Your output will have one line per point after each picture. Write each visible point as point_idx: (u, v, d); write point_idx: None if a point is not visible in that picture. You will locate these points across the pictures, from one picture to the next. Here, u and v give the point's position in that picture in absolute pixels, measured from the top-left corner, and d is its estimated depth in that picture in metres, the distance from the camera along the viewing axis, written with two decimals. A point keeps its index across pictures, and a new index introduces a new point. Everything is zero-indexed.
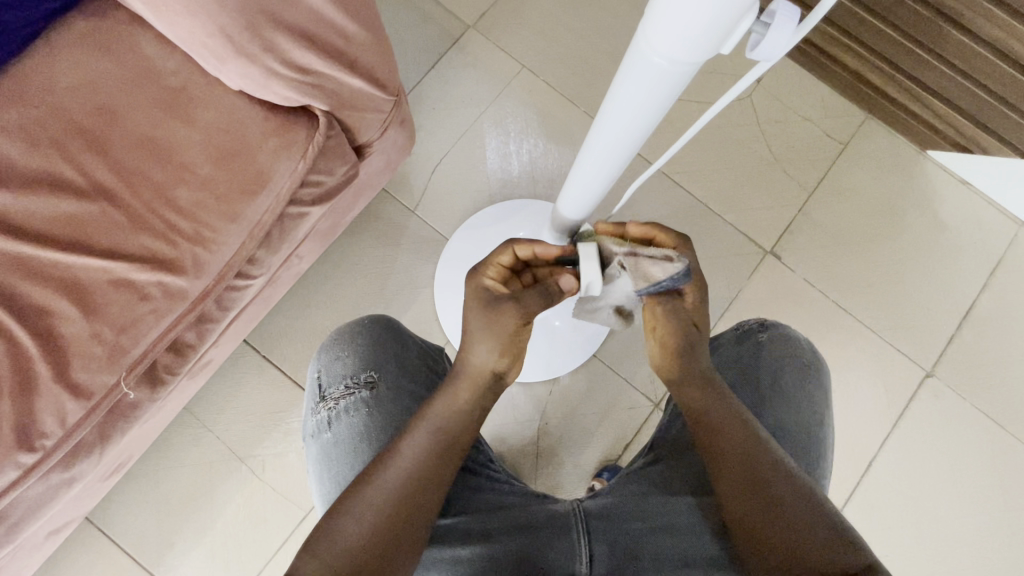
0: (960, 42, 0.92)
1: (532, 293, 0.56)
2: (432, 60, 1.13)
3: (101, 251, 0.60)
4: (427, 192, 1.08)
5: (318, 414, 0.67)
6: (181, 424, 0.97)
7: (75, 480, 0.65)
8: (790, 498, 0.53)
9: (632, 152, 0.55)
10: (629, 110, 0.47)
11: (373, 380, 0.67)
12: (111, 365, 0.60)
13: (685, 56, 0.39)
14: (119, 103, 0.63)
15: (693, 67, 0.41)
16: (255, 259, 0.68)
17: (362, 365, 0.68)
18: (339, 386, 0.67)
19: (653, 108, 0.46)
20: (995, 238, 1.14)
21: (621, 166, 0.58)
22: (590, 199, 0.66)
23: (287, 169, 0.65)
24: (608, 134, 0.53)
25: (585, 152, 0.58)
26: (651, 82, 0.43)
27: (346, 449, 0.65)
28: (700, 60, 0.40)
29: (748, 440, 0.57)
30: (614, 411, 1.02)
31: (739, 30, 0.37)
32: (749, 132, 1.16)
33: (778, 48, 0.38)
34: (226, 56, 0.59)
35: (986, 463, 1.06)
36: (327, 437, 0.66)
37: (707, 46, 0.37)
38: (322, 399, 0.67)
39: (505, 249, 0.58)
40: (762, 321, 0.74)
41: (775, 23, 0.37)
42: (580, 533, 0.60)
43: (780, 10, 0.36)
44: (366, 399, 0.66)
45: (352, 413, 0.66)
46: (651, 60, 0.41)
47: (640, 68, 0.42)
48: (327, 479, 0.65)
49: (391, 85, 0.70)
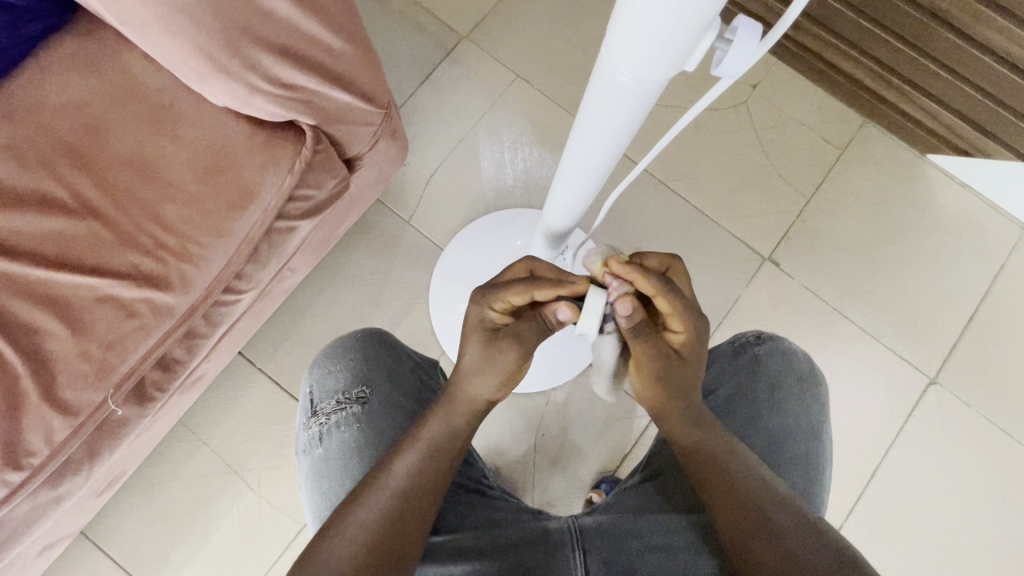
0: (956, 45, 0.91)
1: (529, 326, 0.56)
2: (426, 70, 1.13)
3: (89, 268, 0.60)
4: (422, 202, 1.08)
5: (310, 428, 0.66)
6: (177, 436, 0.97)
7: (64, 497, 0.65)
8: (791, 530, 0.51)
9: (609, 166, 0.55)
10: (600, 126, 0.47)
11: (365, 396, 0.67)
12: (98, 382, 0.60)
13: (649, 73, 0.38)
14: (106, 121, 0.63)
15: (658, 85, 0.41)
16: (244, 273, 0.68)
17: (354, 380, 0.67)
18: (331, 402, 0.67)
19: (624, 123, 0.46)
20: (998, 243, 1.12)
21: (600, 179, 0.58)
22: (574, 211, 0.66)
23: (273, 184, 0.64)
24: (582, 149, 0.52)
25: (564, 167, 0.58)
26: (619, 100, 0.43)
27: (336, 464, 0.64)
28: (665, 78, 0.40)
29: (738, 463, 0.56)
30: (612, 423, 1.01)
31: (702, 47, 0.36)
32: (745, 138, 1.15)
33: (741, 64, 0.38)
34: (208, 74, 0.59)
35: (993, 472, 1.04)
36: (318, 452, 0.65)
37: (670, 63, 0.37)
38: (314, 414, 0.66)
39: (518, 289, 0.55)
40: (759, 334, 0.72)
41: (738, 39, 0.36)
42: (574, 548, 0.58)
43: (742, 28, 0.36)
44: (356, 414, 0.66)
45: (344, 429, 0.65)
46: (616, 78, 0.41)
47: (606, 88, 0.42)
48: (318, 494, 0.64)
49: (380, 98, 0.71)
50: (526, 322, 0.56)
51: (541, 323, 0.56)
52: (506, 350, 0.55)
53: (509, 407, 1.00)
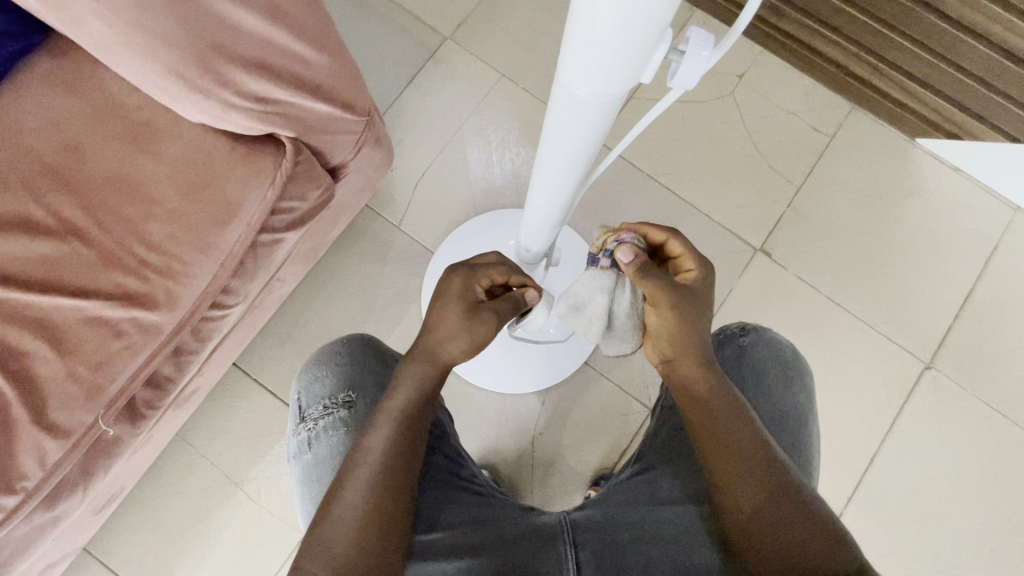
0: (942, 28, 0.91)
1: (504, 304, 0.60)
2: (410, 73, 1.13)
3: (73, 291, 0.60)
4: (411, 206, 1.08)
5: (298, 434, 0.66)
6: (176, 450, 0.98)
7: (60, 518, 0.65)
8: (776, 490, 0.52)
9: (578, 180, 0.55)
10: (564, 140, 0.47)
11: (351, 400, 0.67)
12: (88, 403, 0.60)
13: (605, 87, 0.38)
14: (85, 141, 0.63)
15: (617, 99, 0.41)
16: (231, 288, 0.67)
17: (340, 385, 0.67)
18: (318, 407, 0.67)
19: (588, 136, 0.46)
20: (989, 225, 1.12)
21: (571, 195, 0.58)
22: (549, 228, 0.65)
23: (256, 198, 0.64)
24: (550, 165, 0.52)
25: (534, 184, 0.57)
26: (579, 115, 0.42)
27: (326, 468, 0.64)
28: (623, 90, 0.39)
29: (728, 418, 0.55)
30: (609, 418, 1.01)
31: (654, 60, 0.36)
32: (733, 129, 1.15)
33: (694, 74, 0.38)
34: (182, 91, 0.58)
35: (991, 454, 1.04)
36: (308, 457, 0.65)
37: (625, 75, 0.37)
38: (302, 420, 0.66)
39: (503, 268, 0.61)
40: (743, 325, 0.71)
41: (688, 50, 0.37)
42: (567, 544, 0.58)
43: (692, 38, 0.36)
44: (343, 418, 0.66)
45: (332, 433, 0.65)
46: (573, 92, 0.40)
47: (565, 102, 0.42)
48: (309, 499, 0.64)
49: (361, 105, 0.70)
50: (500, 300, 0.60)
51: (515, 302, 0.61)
52: (485, 322, 0.57)
53: (506, 408, 1.01)
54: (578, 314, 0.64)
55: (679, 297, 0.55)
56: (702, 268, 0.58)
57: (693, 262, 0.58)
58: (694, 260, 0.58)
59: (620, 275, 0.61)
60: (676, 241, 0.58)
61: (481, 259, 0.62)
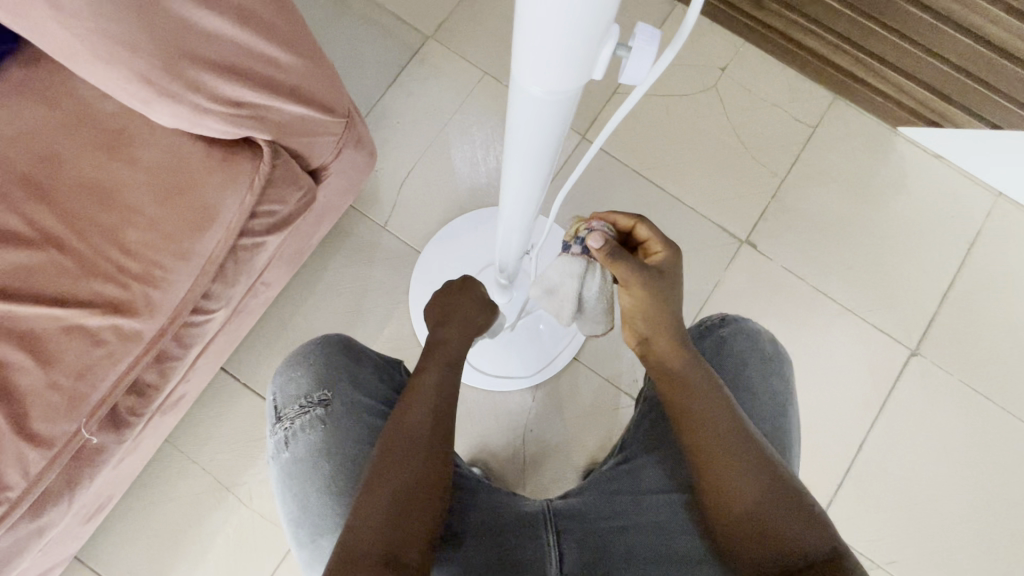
0: (920, 18, 0.91)
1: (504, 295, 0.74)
2: (393, 73, 1.12)
3: (51, 300, 0.59)
4: (398, 206, 1.08)
5: (274, 434, 0.65)
6: (166, 457, 0.98)
7: (47, 529, 0.65)
8: (766, 488, 0.51)
9: (545, 179, 0.54)
10: (525, 140, 0.47)
11: (327, 398, 0.65)
12: (71, 412, 0.59)
13: (558, 84, 0.38)
14: (60, 149, 0.62)
15: (571, 96, 0.41)
16: (212, 292, 0.66)
17: (315, 384, 0.66)
18: (294, 406, 0.66)
19: (548, 135, 0.46)
20: (972, 212, 1.13)
21: (540, 196, 0.58)
22: (523, 230, 0.65)
23: (234, 203, 0.64)
24: (516, 169, 0.52)
25: (504, 189, 0.57)
26: (536, 113, 0.42)
27: (302, 466, 0.63)
28: (576, 87, 0.39)
29: (719, 415, 0.54)
30: (598, 413, 1.02)
31: (603, 56, 0.37)
32: (717, 122, 1.15)
33: (643, 70, 0.39)
34: (154, 97, 0.58)
35: (977, 438, 1.05)
36: (285, 456, 0.64)
37: (576, 72, 0.37)
38: (278, 419, 0.66)
39: None
40: (722, 316, 0.71)
41: (635, 46, 0.37)
42: (549, 533, 0.58)
43: (639, 35, 0.37)
44: (319, 417, 0.65)
45: (308, 431, 0.64)
46: (528, 92, 0.40)
47: (522, 101, 0.42)
48: (287, 498, 0.63)
49: (340, 106, 0.70)
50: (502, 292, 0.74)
51: None
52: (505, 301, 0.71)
53: (497, 405, 1.01)
54: (550, 297, 0.66)
55: (647, 278, 0.57)
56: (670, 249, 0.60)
57: (661, 245, 0.59)
58: (662, 242, 0.60)
59: (591, 260, 0.61)
60: (644, 226, 0.59)
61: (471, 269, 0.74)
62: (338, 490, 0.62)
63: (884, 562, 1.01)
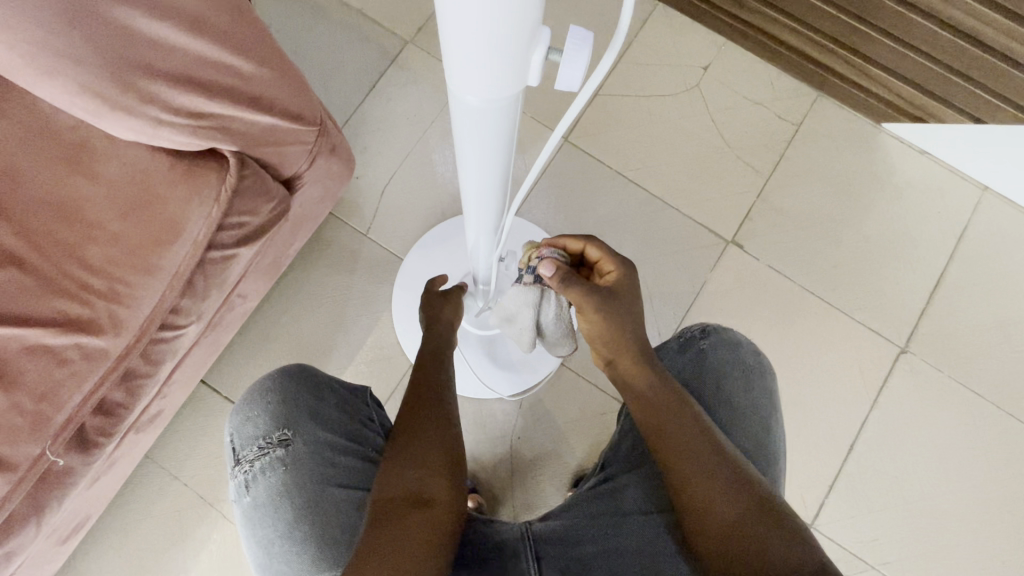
0: (898, 12, 0.91)
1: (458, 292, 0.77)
2: (372, 79, 1.11)
3: (11, 319, 0.58)
4: (379, 214, 1.06)
5: (235, 477, 0.63)
6: (148, 473, 0.96)
7: (16, 555, 0.63)
8: (748, 507, 0.50)
9: (502, 186, 0.53)
10: (473, 148, 0.45)
11: (287, 438, 0.63)
12: (35, 434, 0.58)
13: (492, 91, 0.37)
14: (18, 164, 0.61)
15: (510, 102, 0.40)
16: (181, 308, 0.65)
17: (275, 422, 0.63)
18: (253, 448, 0.63)
19: (495, 142, 0.44)
20: (959, 207, 1.12)
21: (500, 202, 0.56)
22: (490, 236, 0.64)
23: (200, 216, 0.63)
24: (473, 178, 0.51)
25: (465, 199, 0.56)
26: (478, 122, 0.41)
27: (265, 511, 0.61)
28: (513, 93, 0.38)
29: (697, 439, 0.53)
30: (586, 421, 1.00)
31: (534, 61, 0.36)
32: (700, 122, 1.14)
33: (575, 74, 0.38)
34: (111, 110, 0.57)
35: (970, 436, 1.04)
36: (247, 500, 0.62)
37: (508, 78, 0.36)
38: (237, 462, 0.63)
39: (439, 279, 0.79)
40: (703, 327, 0.70)
41: (567, 49, 0.37)
42: (529, 560, 0.57)
43: (570, 37, 0.37)
44: (280, 458, 0.62)
45: (269, 474, 0.62)
46: (465, 101, 0.39)
47: (461, 110, 0.41)
48: (254, 543, 0.61)
49: (311, 115, 0.69)
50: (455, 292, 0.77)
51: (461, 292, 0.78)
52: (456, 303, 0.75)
53: (483, 413, 1.00)
54: (511, 324, 0.73)
55: (601, 298, 0.59)
56: (622, 267, 0.62)
57: (613, 264, 0.62)
58: (614, 262, 0.63)
59: (545, 289, 0.68)
60: (593, 248, 0.63)
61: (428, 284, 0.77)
62: (305, 531, 0.60)
63: (879, 563, 1.00)
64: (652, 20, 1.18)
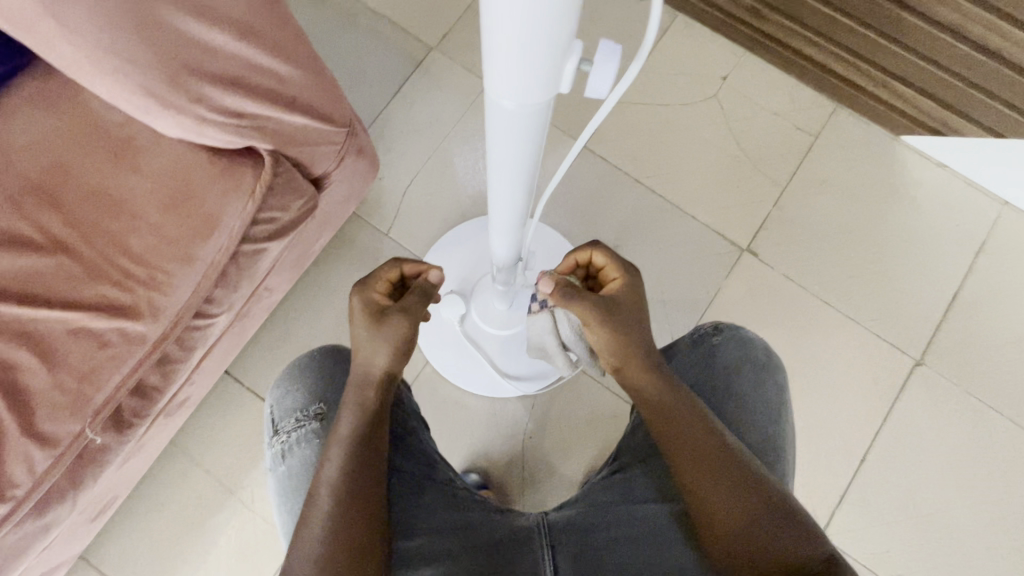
0: (917, 27, 0.92)
1: (411, 297, 0.59)
2: (396, 84, 1.15)
3: (60, 303, 0.61)
4: (400, 214, 1.09)
5: (272, 447, 0.65)
6: (171, 458, 0.99)
7: (52, 527, 0.67)
8: (759, 508, 0.51)
9: (531, 186, 0.55)
10: (503, 149, 0.48)
11: (324, 412, 0.66)
12: (76, 412, 0.61)
13: (527, 96, 0.39)
14: (70, 158, 0.65)
15: (544, 106, 0.42)
16: (214, 298, 0.68)
17: (313, 397, 0.66)
18: (291, 419, 0.66)
19: (526, 144, 0.47)
20: (977, 221, 1.12)
21: (527, 201, 0.58)
22: (514, 236, 0.66)
23: (236, 210, 0.66)
24: (499, 180, 0.54)
25: (491, 198, 0.59)
26: (512, 125, 0.44)
27: (301, 480, 0.63)
28: (547, 98, 0.41)
29: (712, 444, 0.55)
30: (597, 420, 1.02)
31: (568, 69, 0.38)
32: (718, 131, 1.16)
33: (605, 83, 0.40)
34: (159, 109, 0.60)
35: (984, 451, 1.04)
36: (282, 469, 0.64)
37: (544, 83, 0.38)
38: (275, 433, 0.66)
39: (391, 266, 0.61)
40: (716, 325, 0.71)
41: (597, 60, 0.39)
42: (542, 546, 0.59)
43: (600, 49, 0.39)
44: (316, 431, 0.65)
45: (305, 445, 0.64)
46: (501, 104, 0.41)
47: (497, 113, 0.43)
48: (287, 512, 0.63)
49: (340, 117, 0.72)
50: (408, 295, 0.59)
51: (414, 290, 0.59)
52: (395, 324, 0.56)
53: (495, 411, 1.02)
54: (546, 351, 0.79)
55: (603, 310, 0.58)
56: (626, 275, 0.61)
57: (617, 270, 0.61)
58: (618, 270, 0.62)
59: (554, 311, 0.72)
60: (600, 256, 0.62)
61: (371, 275, 0.60)
62: None
63: None
64: (672, 31, 1.20)
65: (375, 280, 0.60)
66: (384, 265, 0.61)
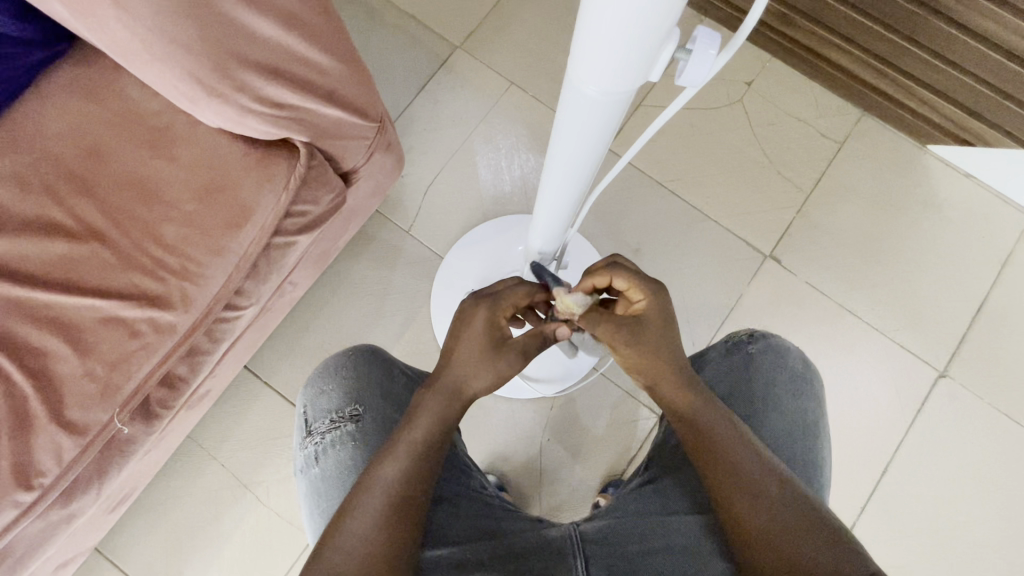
0: (950, 35, 0.91)
1: (531, 337, 0.58)
2: (421, 81, 1.14)
3: (93, 290, 0.61)
4: (421, 212, 1.09)
5: (305, 448, 0.65)
6: (186, 451, 0.99)
7: (74, 516, 0.66)
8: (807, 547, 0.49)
9: (590, 176, 0.55)
10: (573, 137, 0.48)
11: (359, 414, 0.65)
12: (104, 400, 0.61)
13: (614, 85, 0.39)
14: (106, 146, 0.65)
15: (625, 98, 0.42)
16: (244, 290, 0.68)
17: (348, 398, 0.66)
18: (325, 420, 0.65)
19: (598, 134, 0.46)
20: (1003, 232, 1.11)
21: (582, 191, 0.58)
22: (560, 224, 0.66)
23: (269, 203, 0.65)
24: (559, 169, 0.54)
25: (545, 185, 0.59)
26: (588, 114, 0.44)
27: (333, 483, 0.62)
28: (632, 88, 0.40)
29: (758, 472, 0.53)
30: (617, 427, 1.01)
31: (662, 59, 0.38)
32: (742, 136, 1.15)
33: (701, 72, 0.40)
34: (199, 97, 0.60)
35: (1008, 465, 1.02)
36: (315, 471, 0.64)
37: (634, 74, 0.38)
38: (309, 433, 0.65)
39: (524, 290, 0.59)
40: (751, 332, 0.70)
41: (696, 48, 0.38)
42: (576, 558, 0.57)
43: (700, 38, 0.38)
44: (351, 433, 0.64)
45: (339, 448, 0.64)
46: (583, 92, 0.41)
47: (574, 100, 0.43)
48: (317, 515, 0.63)
49: (373, 111, 0.72)
50: (529, 334, 0.58)
51: (538, 332, 0.59)
52: (510, 361, 0.55)
53: (515, 413, 1.01)
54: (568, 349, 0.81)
55: (629, 333, 0.56)
56: (653, 298, 0.58)
57: (641, 291, 0.58)
58: (641, 291, 0.58)
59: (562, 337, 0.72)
60: (620, 280, 0.58)
61: (500, 290, 0.58)
62: None
63: None
64: None
65: (505, 297, 0.58)
66: (518, 288, 0.58)
